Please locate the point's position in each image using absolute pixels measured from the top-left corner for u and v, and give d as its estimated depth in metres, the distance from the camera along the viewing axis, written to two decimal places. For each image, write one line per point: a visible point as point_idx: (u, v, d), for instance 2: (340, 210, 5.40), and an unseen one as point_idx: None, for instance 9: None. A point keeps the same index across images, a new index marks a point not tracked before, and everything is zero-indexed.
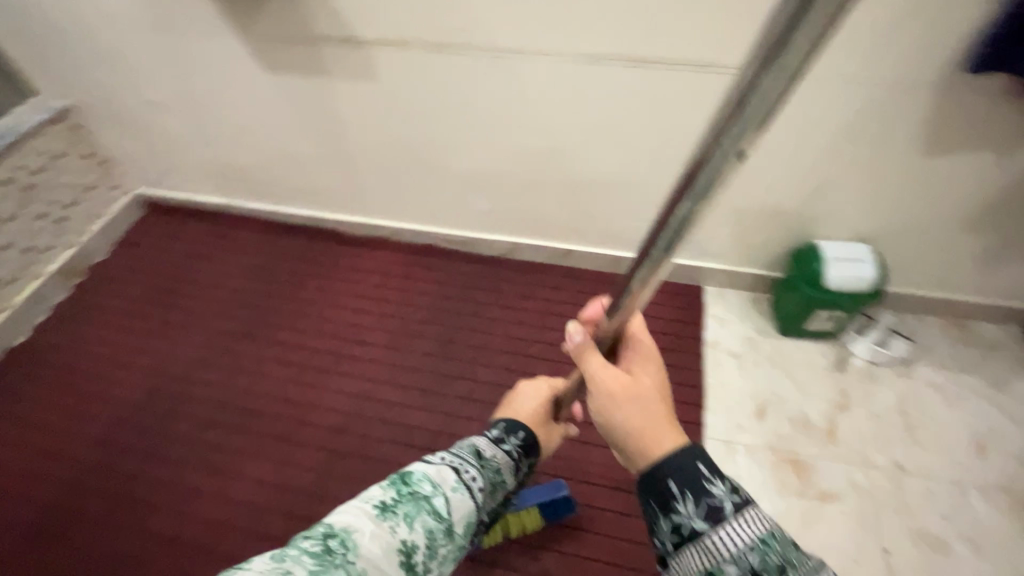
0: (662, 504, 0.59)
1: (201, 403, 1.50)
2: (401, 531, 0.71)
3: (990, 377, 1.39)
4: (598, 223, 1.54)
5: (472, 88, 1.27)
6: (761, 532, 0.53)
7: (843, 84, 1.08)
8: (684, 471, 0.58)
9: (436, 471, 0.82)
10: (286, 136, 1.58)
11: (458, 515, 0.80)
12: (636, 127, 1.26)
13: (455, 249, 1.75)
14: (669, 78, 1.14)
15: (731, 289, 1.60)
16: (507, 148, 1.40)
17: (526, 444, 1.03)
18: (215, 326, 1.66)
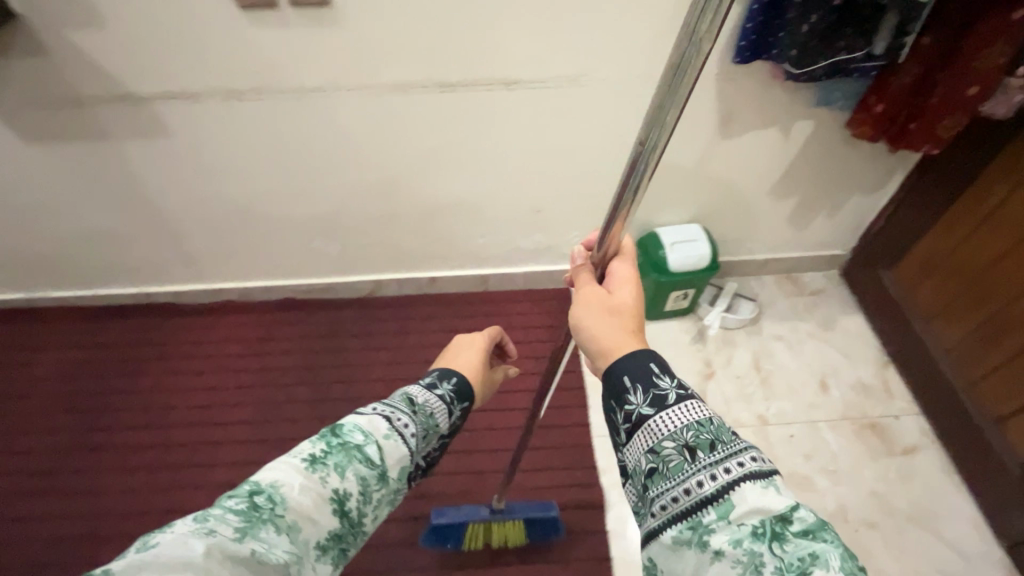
0: (617, 397, 0.66)
1: (33, 540, 1.28)
2: (332, 480, 0.73)
3: (821, 319, 1.58)
4: (456, 245, 1.51)
5: (283, 131, 1.19)
6: (700, 419, 0.61)
7: (642, 85, 1.14)
8: (642, 369, 0.65)
9: (369, 421, 0.83)
10: (86, 213, 1.37)
11: (393, 460, 0.81)
12: (467, 148, 1.25)
13: (314, 297, 1.64)
14: (484, 100, 1.14)
15: None
16: (340, 186, 1.32)
17: (459, 391, 1.05)
18: (34, 447, 1.41)
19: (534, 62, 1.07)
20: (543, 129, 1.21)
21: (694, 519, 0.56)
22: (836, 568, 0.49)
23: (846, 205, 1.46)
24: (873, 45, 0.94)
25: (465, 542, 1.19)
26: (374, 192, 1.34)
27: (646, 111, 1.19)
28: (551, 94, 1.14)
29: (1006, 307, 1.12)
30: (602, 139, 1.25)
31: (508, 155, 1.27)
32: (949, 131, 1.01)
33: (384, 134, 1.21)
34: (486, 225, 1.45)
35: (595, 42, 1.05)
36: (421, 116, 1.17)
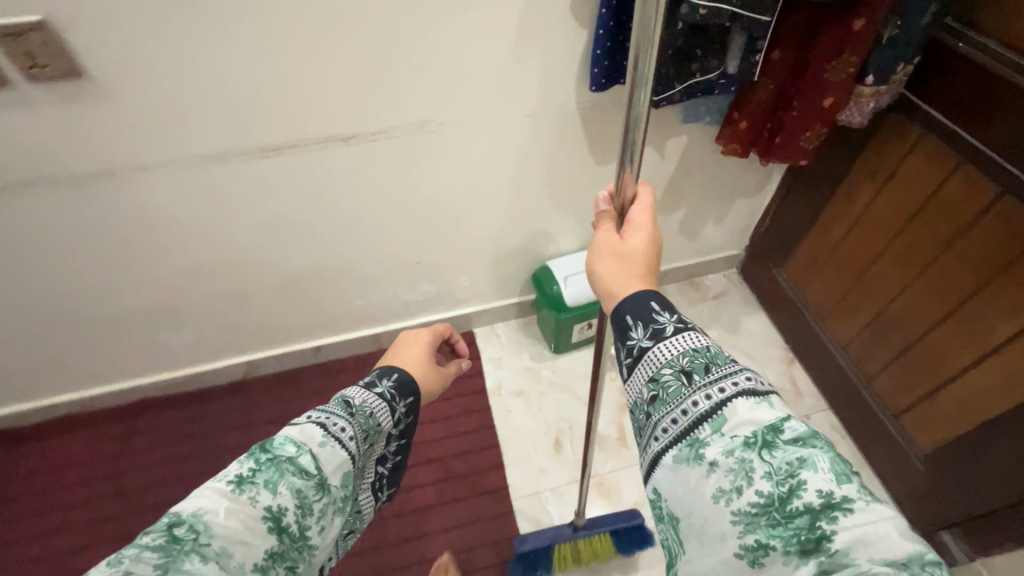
0: (620, 333, 0.62)
1: None
2: (264, 501, 0.60)
3: (727, 324, 1.56)
4: (333, 311, 1.33)
5: (77, 224, 0.96)
6: (699, 346, 0.57)
7: (502, 123, 1.03)
8: (644, 307, 0.61)
9: (302, 427, 0.68)
10: None
11: (335, 466, 0.68)
12: (316, 211, 1.08)
13: (174, 392, 1.40)
14: (323, 160, 0.98)
15: (500, 322, 1.54)
16: (172, 272, 1.11)
17: (403, 385, 0.84)
18: None
19: (371, 114, 0.93)
20: (400, 181, 1.07)
21: (692, 439, 0.52)
22: (826, 469, 0.45)
23: (733, 209, 1.44)
24: (725, 65, 0.88)
25: (552, 567, 1.14)
26: (217, 271, 1.14)
27: (511, 148, 1.08)
28: (399, 144, 1.00)
29: (892, 304, 1.12)
30: (471, 181, 1.13)
31: (366, 212, 1.12)
32: (813, 142, 0.98)
33: (210, 210, 1.01)
34: (362, 285, 1.29)
35: (437, 85, 0.92)
36: (250, 186, 0.99)
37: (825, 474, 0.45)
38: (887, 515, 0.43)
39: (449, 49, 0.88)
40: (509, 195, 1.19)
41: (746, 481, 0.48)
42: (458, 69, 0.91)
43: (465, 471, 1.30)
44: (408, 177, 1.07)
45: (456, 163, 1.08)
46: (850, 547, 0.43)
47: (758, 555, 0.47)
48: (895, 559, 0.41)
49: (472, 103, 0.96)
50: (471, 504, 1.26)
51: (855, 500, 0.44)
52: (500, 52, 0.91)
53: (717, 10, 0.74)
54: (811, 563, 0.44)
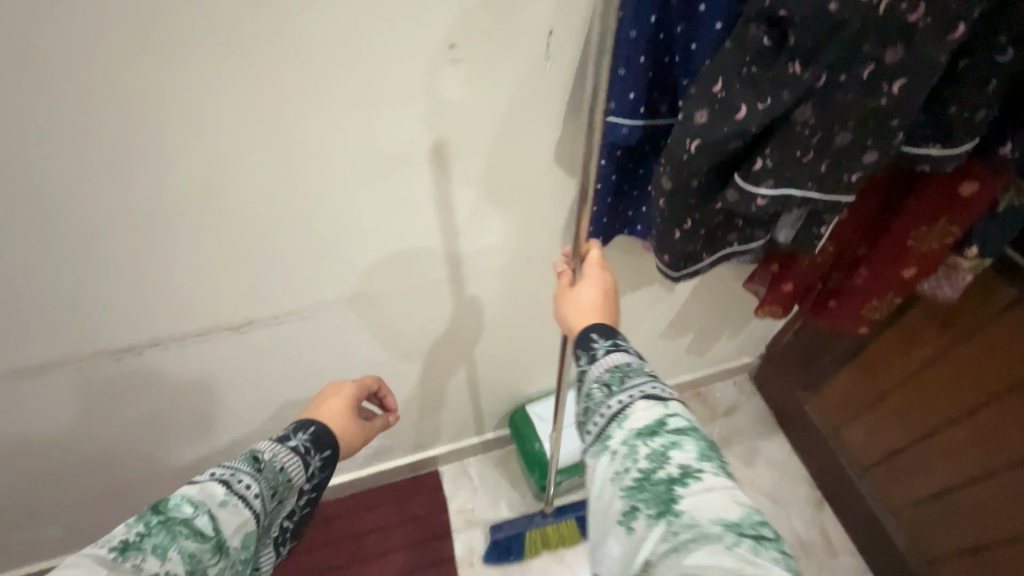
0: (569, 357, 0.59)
1: None
2: (150, 572, 0.44)
3: (740, 452, 1.31)
4: None
5: None
6: (621, 362, 0.54)
7: (461, 281, 0.76)
8: (583, 336, 0.57)
9: (203, 481, 0.50)
10: None
11: (238, 527, 0.50)
12: (211, 399, 0.80)
13: None
14: (213, 347, 0.72)
15: (471, 458, 1.26)
16: (11, 480, 0.80)
17: (322, 437, 0.61)
18: None
19: (273, 292, 0.68)
20: (324, 355, 0.81)
21: (601, 435, 0.51)
22: (692, 450, 0.46)
23: (747, 326, 1.20)
24: (774, 233, 0.62)
25: (522, 555, 1.11)
26: (78, 471, 0.84)
27: (472, 306, 0.82)
28: (320, 322, 0.75)
29: (963, 487, 0.89)
30: (424, 339, 0.85)
31: (282, 389, 0.84)
32: (880, 313, 0.73)
33: (47, 417, 0.72)
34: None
35: (365, 249, 0.67)
36: (104, 383, 0.71)
37: (691, 454, 0.46)
38: (734, 489, 0.44)
39: (374, 215, 0.63)
40: (477, 346, 0.92)
41: (632, 463, 0.47)
42: (390, 237, 0.66)
43: None
44: (334, 350, 0.80)
45: (400, 325, 0.80)
46: (697, 512, 0.43)
47: (629, 522, 0.46)
48: (731, 523, 0.42)
49: (412, 265, 0.71)
50: None
51: (711, 473, 0.45)
52: (450, 209, 0.65)
53: (783, 197, 0.48)
54: (663, 526, 0.43)
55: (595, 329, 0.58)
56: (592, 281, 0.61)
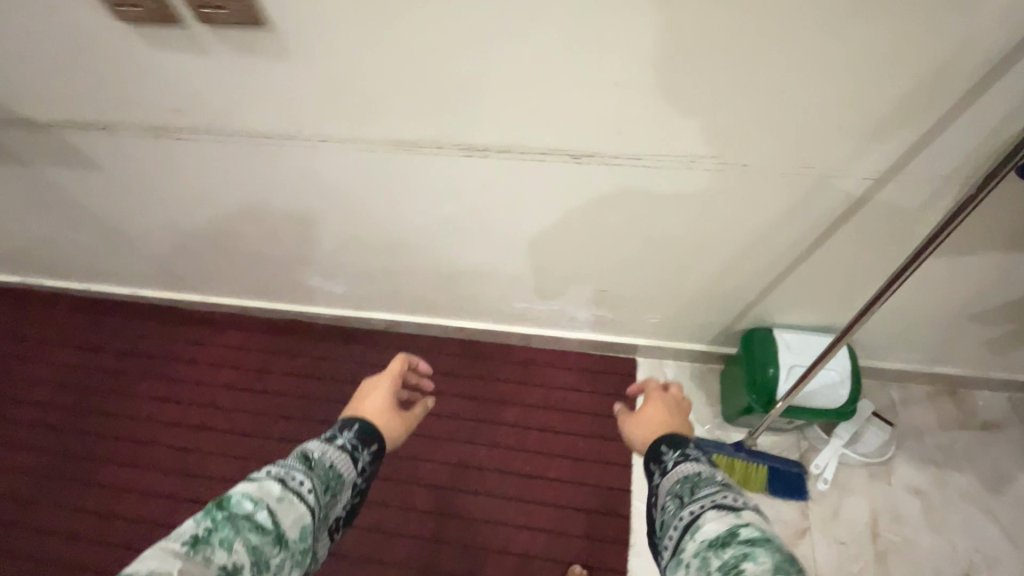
0: (648, 468, 0.74)
1: None
2: (217, 562, 0.53)
3: (989, 474, 1.10)
4: (485, 307, 1.15)
5: (250, 174, 0.84)
6: (692, 475, 0.67)
7: (806, 170, 0.70)
8: (655, 449, 0.75)
9: (260, 481, 0.61)
10: (53, 228, 1.11)
11: (291, 523, 0.60)
12: (506, 222, 0.87)
13: (319, 325, 1.37)
14: (542, 173, 0.75)
15: (670, 360, 1.25)
16: (334, 234, 0.98)
17: (367, 434, 0.78)
18: (8, 462, 1.27)
19: (637, 130, 0.67)
20: (629, 210, 0.81)
21: (676, 548, 0.61)
22: (766, 562, 0.51)
23: None
24: None
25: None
26: (380, 245, 0.99)
27: (796, 205, 0.75)
28: (657, 177, 0.73)
29: None
30: (712, 225, 0.81)
31: (563, 229, 0.88)
32: None
33: (386, 188, 0.83)
34: (530, 295, 1.08)
35: (750, 97, 0.62)
36: (439, 176, 0.78)
37: (764, 564, 0.51)
38: None
39: (807, 64, 0.58)
40: (759, 251, 0.85)
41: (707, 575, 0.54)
42: (806, 94, 0.61)
43: (581, 532, 1.11)
44: (643, 208, 0.80)
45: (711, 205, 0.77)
46: None
47: None
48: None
49: (782, 129, 0.65)
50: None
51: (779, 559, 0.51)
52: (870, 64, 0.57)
53: None
54: None
55: (667, 439, 0.76)
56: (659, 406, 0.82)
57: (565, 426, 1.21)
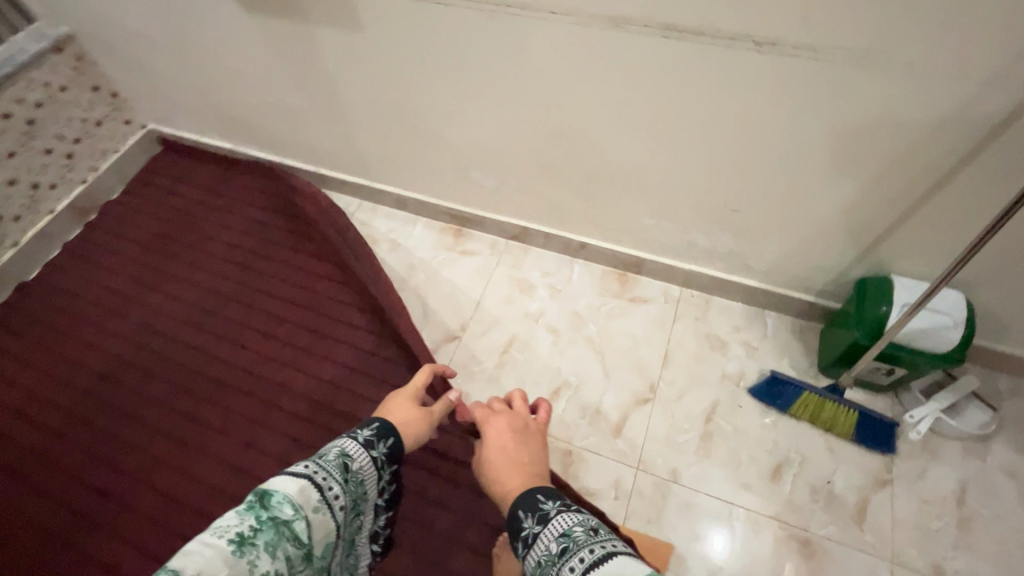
0: (527, 509, 0.80)
1: (122, 353, 1.42)
2: (263, 567, 0.69)
3: None
4: (618, 223, 1.31)
5: (483, 75, 1.10)
6: (563, 524, 0.76)
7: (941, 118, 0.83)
8: (532, 497, 0.81)
9: (302, 487, 0.78)
10: (282, 89, 1.37)
11: (320, 536, 0.78)
12: (658, 103, 0.99)
13: (460, 225, 1.57)
14: (699, 56, 0.88)
15: (773, 311, 1.34)
16: (514, 132, 1.20)
17: (382, 431, 0.95)
18: (139, 274, 1.56)
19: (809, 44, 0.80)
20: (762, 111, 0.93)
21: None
22: None
23: None
24: None
25: (785, 410, 1.19)
26: (554, 121, 1.13)
27: (953, 96, 0.81)
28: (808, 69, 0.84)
29: None
30: (850, 157, 0.95)
31: (703, 119, 0.99)
32: None
33: (578, 99, 1.06)
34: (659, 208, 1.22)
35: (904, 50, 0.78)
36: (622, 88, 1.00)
37: None
38: None
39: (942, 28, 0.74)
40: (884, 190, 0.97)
41: None
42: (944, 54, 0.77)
43: (663, 433, 1.20)
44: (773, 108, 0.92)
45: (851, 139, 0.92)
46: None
47: None
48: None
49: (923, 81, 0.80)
50: (654, 466, 1.17)
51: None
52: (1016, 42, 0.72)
53: None
54: None
55: (542, 491, 0.83)
56: (493, 431, 0.95)
57: (658, 344, 1.32)
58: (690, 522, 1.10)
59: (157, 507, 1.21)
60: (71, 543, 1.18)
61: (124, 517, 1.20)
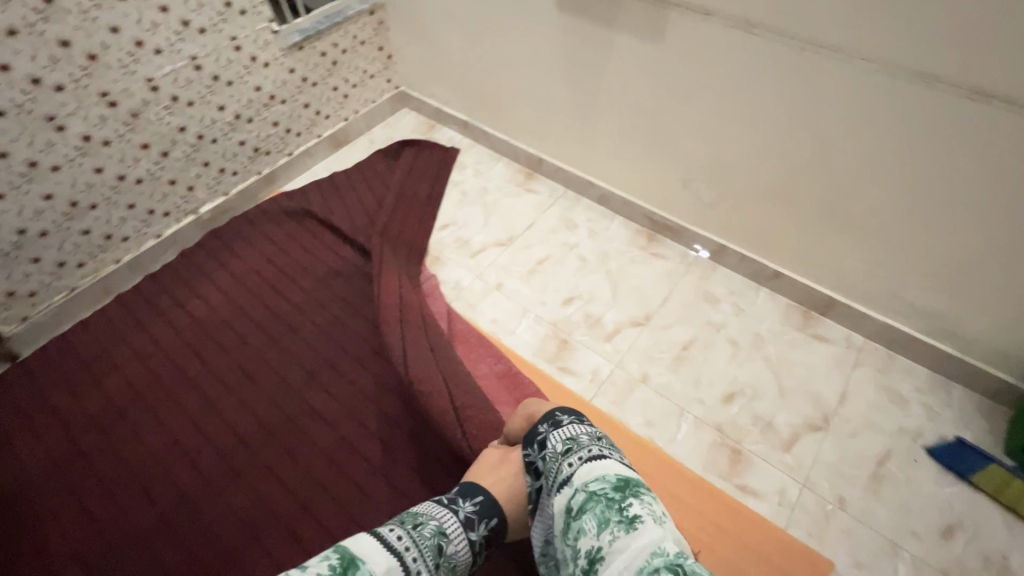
0: (551, 421, 0.94)
1: (353, 262, 1.67)
2: None
3: None
4: (827, 261, 1.40)
5: (756, 103, 1.25)
6: (574, 432, 0.91)
7: None
8: (550, 414, 0.96)
9: (392, 566, 0.77)
10: (549, 78, 1.60)
11: None
12: (928, 159, 1.10)
13: (656, 230, 1.71)
14: (998, 121, 0.98)
15: (961, 385, 1.35)
16: (758, 158, 1.33)
17: (487, 510, 0.94)
18: (375, 199, 1.81)
19: None
20: None
21: (616, 504, 0.75)
22: (639, 543, 0.69)
23: None
24: None
25: (965, 476, 1.21)
26: (807, 154, 1.25)
27: None
28: None
29: None
30: None
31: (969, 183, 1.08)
32: None
33: (842, 141, 1.18)
34: (876, 256, 1.30)
35: None
36: (896, 138, 1.11)
37: (626, 534, 0.71)
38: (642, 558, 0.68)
39: None
40: None
41: (620, 530, 0.71)
42: None
43: (833, 462, 1.25)
44: None
45: None
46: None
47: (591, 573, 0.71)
48: (637, 568, 0.66)
49: None
50: (821, 489, 1.22)
51: (615, 535, 0.71)
52: None
53: None
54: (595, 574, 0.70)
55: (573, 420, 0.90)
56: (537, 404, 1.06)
57: (837, 382, 1.38)
58: (852, 548, 1.14)
59: (369, 390, 1.42)
60: (299, 398, 1.41)
61: (344, 391, 1.42)
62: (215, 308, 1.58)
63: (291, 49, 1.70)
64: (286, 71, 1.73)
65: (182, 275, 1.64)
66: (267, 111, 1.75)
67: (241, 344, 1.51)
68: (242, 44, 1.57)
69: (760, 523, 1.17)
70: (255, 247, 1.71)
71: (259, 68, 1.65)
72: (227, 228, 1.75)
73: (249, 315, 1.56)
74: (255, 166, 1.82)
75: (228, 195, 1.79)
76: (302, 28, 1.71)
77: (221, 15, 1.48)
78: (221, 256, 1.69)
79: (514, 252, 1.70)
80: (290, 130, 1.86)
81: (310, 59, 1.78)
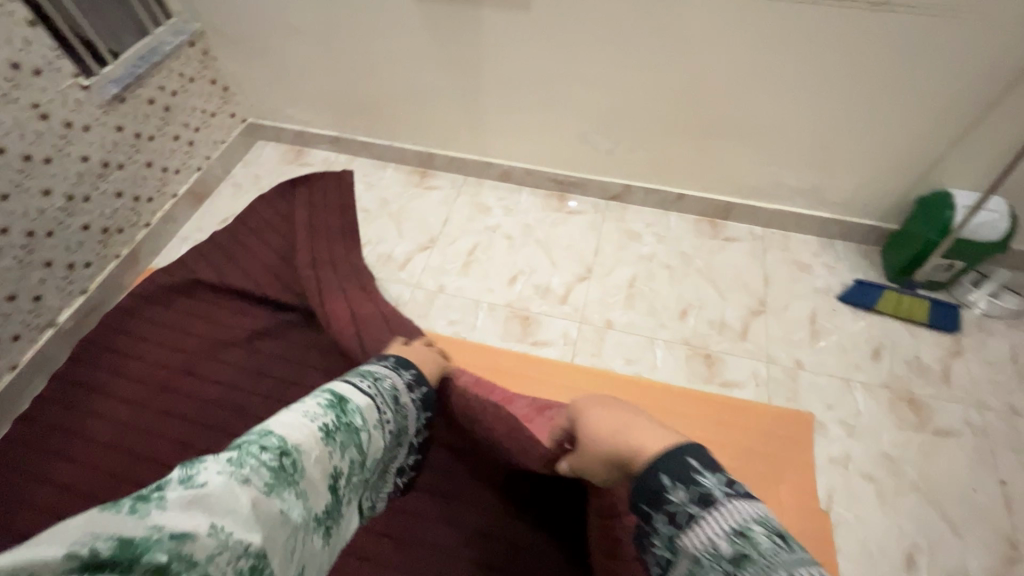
0: (682, 480, 0.61)
1: (277, 316, 1.50)
2: (334, 460, 0.70)
3: None
4: (717, 171, 1.58)
5: (627, 48, 1.35)
6: (742, 522, 0.55)
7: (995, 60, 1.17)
8: (677, 465, 0.62)
9: (369, 399, 0.79)
10: (421, 69, 1.56)
11: (374, 450, 0.79)
12: (777, 62, 1.29)
13: (564, 190, 1.78)
14: (821, 16, 1.18)
15: (840, 239, 1.64)
16: (640, 97, 1.45)
17: (420, 378, 0.95)
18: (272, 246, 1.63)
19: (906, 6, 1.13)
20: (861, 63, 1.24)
21: None
22: None
23: None
24: None
25: (870, 306, 1.48)
26: (682, 82, 1.39)
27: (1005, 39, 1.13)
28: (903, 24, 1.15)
29: None
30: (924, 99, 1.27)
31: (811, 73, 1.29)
32: None
33: (707, 63, 1.33)
34: (755, 154, 1.51)
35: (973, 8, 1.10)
36: (749, 49, 1.28)
37: None
38: None
39: None
40: (947, 120, 1.29)
41: None
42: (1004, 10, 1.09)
43: (780, 334, 1.45)
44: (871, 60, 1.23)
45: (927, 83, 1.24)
46: None
47: None
48: None
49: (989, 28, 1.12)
50: (781, 360, 1.41)
51: None
52: None
53: None
54: None
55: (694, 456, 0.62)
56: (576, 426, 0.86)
57: (757, 269, 1.59)
58: (821, 396, 1.35)
59: None
60: None
61: None
62: (130, 420, 1.32)
63: (112, 103, 1.44)
64: (113, 130, 1.46)
65: (67, 401, 1.34)
66: (105, 182, 1.47)
67: (183, 447, 1.29)
68: (48, 111, 1.29)
69: (749, 406, 1.32)
70: (150, 339, 1.45)
71: (79, 134, 1.37)
72: (102, 329, 1.46)
73: (177, 412, 1.34)
74: (110, 249, 1.53)
75: (89, 291, 1.48)
76: (116, 77, 1.45)
77: (10, 81, 1.20)
78: (110, 362, 1.41)
79: (442, 251, 1.66)
80: (139, 197, 1.59)
81: (137, 110, 1.52)
